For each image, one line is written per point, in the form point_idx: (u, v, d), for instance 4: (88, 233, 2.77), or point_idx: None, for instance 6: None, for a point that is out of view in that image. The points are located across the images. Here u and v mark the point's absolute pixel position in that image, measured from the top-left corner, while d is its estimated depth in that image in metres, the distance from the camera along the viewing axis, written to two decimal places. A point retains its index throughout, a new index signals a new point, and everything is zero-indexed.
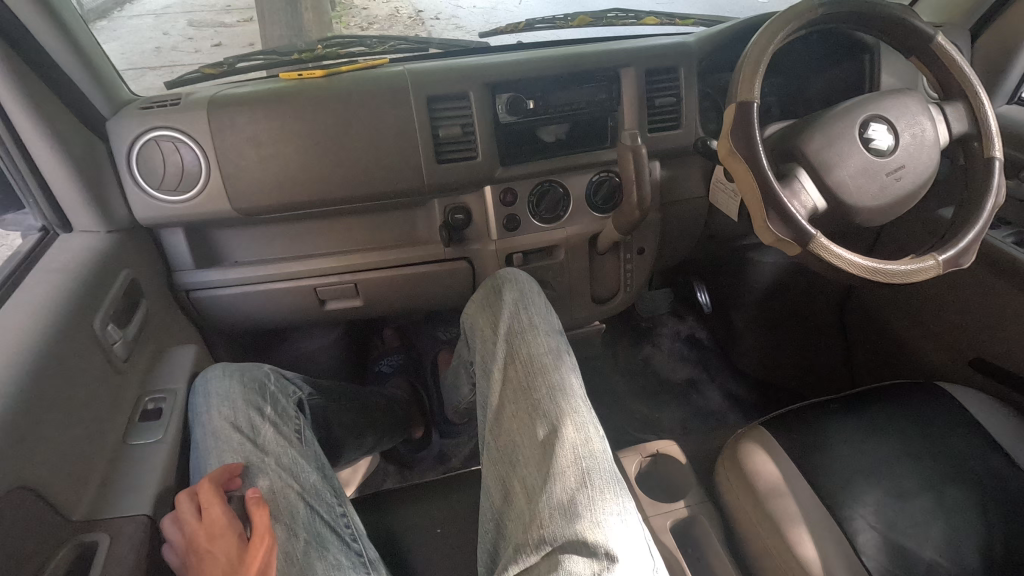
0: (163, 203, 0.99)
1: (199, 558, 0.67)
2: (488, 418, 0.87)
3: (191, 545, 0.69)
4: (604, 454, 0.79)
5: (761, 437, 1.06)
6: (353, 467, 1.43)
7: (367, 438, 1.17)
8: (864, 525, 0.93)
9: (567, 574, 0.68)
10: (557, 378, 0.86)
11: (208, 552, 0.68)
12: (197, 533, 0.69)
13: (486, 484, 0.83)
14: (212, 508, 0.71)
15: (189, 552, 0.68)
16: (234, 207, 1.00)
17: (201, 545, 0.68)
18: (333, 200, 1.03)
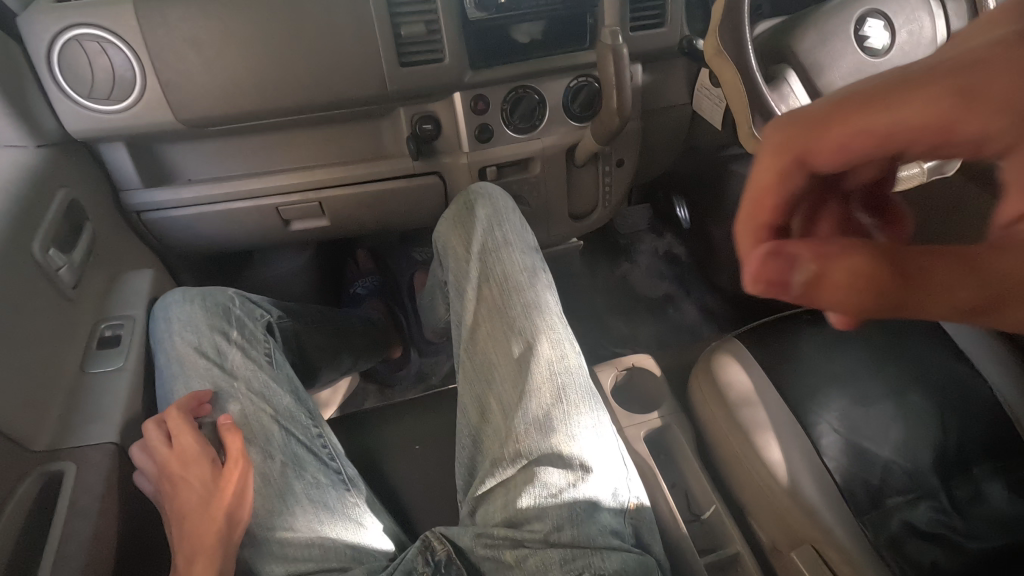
0: (94, 113, 0.89)
1: (175, 486, 0.68)
2: (462, 336, 0.85)
3: (163, 473, 0.69)
4: (581, 369, 0.80)
5: (735, 349, 1.08)
6: (332, 387, 1.43)
7: (344, 361, 1.15)
8: (829, 429, 0.97)
9: (543, 484, 0.71)
10: (532, 296, 0.84)
11: (183, 480, 0.68)
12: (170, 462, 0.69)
13: (463, 400, 0.82)
14: (184, 436, 0.71)
15: (163, 480, 0.69)
16: (178, 118, 0.92)
17: (175, 473, 0.69)
18: (288, 109, 0.95)
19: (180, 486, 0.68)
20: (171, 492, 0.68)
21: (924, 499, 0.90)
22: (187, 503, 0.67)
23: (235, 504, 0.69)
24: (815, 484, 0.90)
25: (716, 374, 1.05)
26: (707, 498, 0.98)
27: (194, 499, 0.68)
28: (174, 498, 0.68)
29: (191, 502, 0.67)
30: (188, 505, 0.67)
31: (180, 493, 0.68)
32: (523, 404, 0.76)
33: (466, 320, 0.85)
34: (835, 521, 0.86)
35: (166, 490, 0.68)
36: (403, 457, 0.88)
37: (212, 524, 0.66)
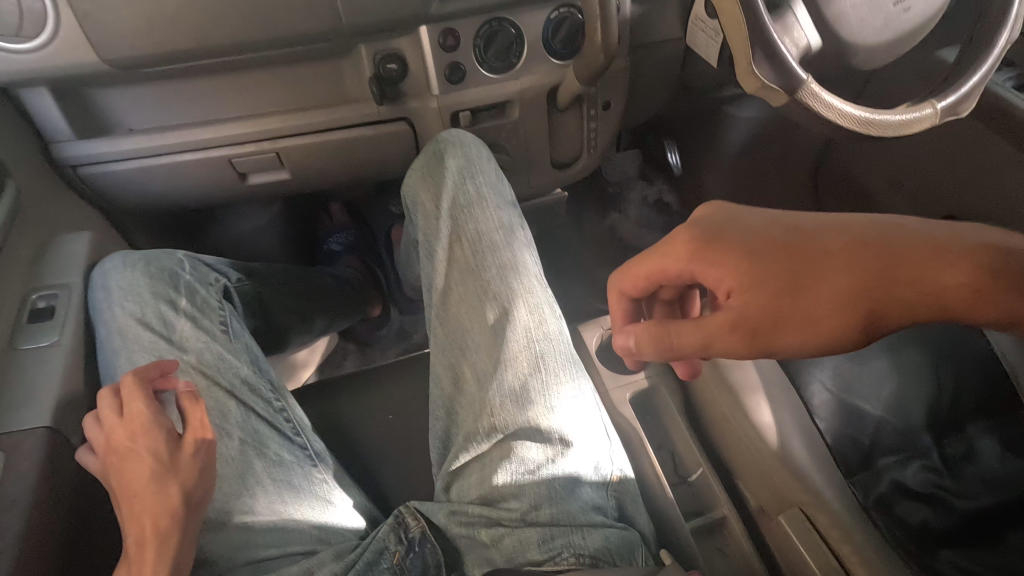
0: (1, 51, 0.77)
1: (123, 458, 0.62)
2: (432, 300, 0.78)
3: (113, 444, 0.62)
4: (561, 335, 0.74)
5: None
6: (308, 348, 1.37)
7: (317, 321, 1.08)
8: (820, 388, 0.96)
9: (519, 461, 0.67)
10: (508, 257, 0.78)
11: (133, 452, 0.62)
12: (121, 432, 0.63)
13: (434, 369, 0.77)
14: (137, 404, 0.64)
15: (112, 452, 0.62)
16: (101, 59, 0.81)
17: (125, 445, 0.62)
18: (229, 48, 0.84)
19: (128, 458, 0.62)
20: (119, 466, 0.61)
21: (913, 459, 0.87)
22: (136, 477, 0.61)
23: (192, 480, 0.63)
24: (805, 447, 0.87)
25: None
26: (694, 460, 0.95)
27: (145, 473, 0.61)
28: (121, 472, 0.61)
29: (140, 477, 0.61)
30: (136, 480, 0.61)
31: (129, 466, 0.61)
32: (497, 373, 0.71)
33: (436, 283, 0.78)
34: (824, 484, 0.84)
35: (114, 463, 0.62)
36: (375, 428, 0.83)
37: (164, 501, 0.60)
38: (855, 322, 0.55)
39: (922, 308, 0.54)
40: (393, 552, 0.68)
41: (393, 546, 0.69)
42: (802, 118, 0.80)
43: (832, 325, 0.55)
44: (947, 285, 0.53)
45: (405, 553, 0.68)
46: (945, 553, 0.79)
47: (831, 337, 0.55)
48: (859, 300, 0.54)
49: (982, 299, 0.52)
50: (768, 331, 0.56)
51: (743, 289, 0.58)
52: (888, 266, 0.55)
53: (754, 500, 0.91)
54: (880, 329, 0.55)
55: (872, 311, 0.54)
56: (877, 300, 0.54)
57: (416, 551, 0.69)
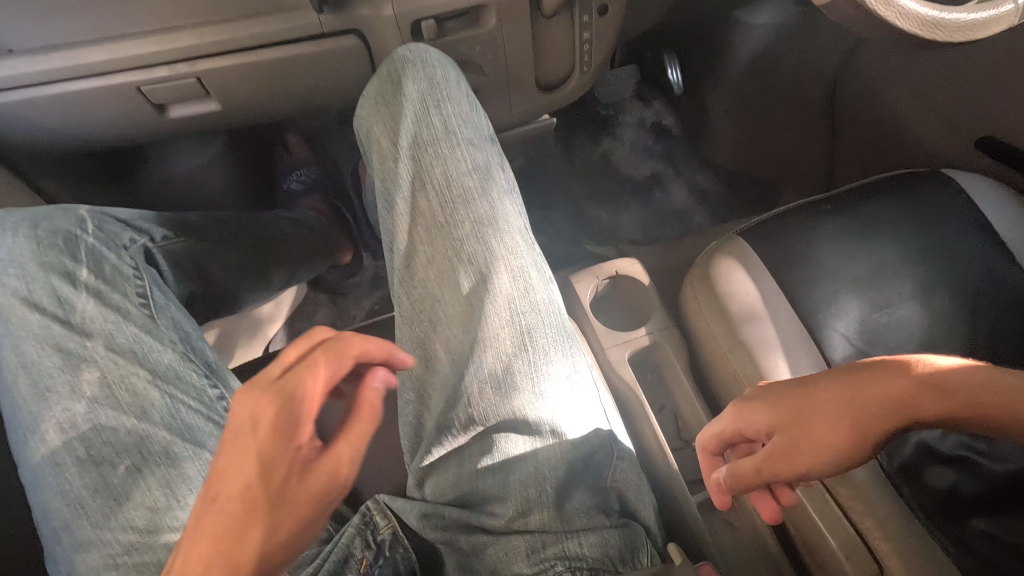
0: None
1: (210, 452, 0.46)
2: (393, 262, 0.64)
3: (239, 426, 0.48)
4: (551, 304, 0.62)
5: (741, 252, 0.88)
6: (274, 304, 1.24)
7: (276, 277, 0.93)
8: (841, 340, 0.82)
9: (504, 457, 0.57)
10: (484, 209, 0.64)
11: (242, 444, 0.47)
12: (240, 417, 0.48)
13: (400, 344, 0.64)
14: (323, 388, 0.51)
15: (232, 433, 0.48)
16: None
17: (241, 432, 0.47)
18: None
19: (243, 448, 0.47)
20: (231, 451, 0.46)
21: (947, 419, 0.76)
22: (229, 478, 0.46)
23: (281, 530, 0.45)
24: None
25: (715, 281, 0.87)
26: (700, 424, 0.85)
27: (241, 479, 0.46)
28: (224, 461, 0.46)
29: (233, 481, 0.46)
30: (229, 483, 0.45)
31: (232, 460, 0.46)
32: (474, 354, 0.59)
33: (397, 243, 0.64)
34: None
35: (231, 446, 0.47)
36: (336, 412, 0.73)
37: (240, 538, 0.44)
38: (856, 441, 0.52)
39: (897, 422, 0.51)
40: (359, 559, 0.60)
41: (360, 553, 0.60)
42: (856, 22, 0.63)
43: (840, 448, 0.52)
44: (903, 395, 0.51)
45: (373, 561, 0.60)
46: (979, 524, 0.71)
47: (841, 458, 0.52)
48: (843, 419, 0.52)
49: (947, 404, 0.51)
50: (790, 462, 0.53)
51: (747, 425, 0.56)
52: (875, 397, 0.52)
53: None
54: (874, 436, 0.51)
55: (861, 425, 0.52)
56: (857, 416, 0.52)
57: (386, 561, 0.60)
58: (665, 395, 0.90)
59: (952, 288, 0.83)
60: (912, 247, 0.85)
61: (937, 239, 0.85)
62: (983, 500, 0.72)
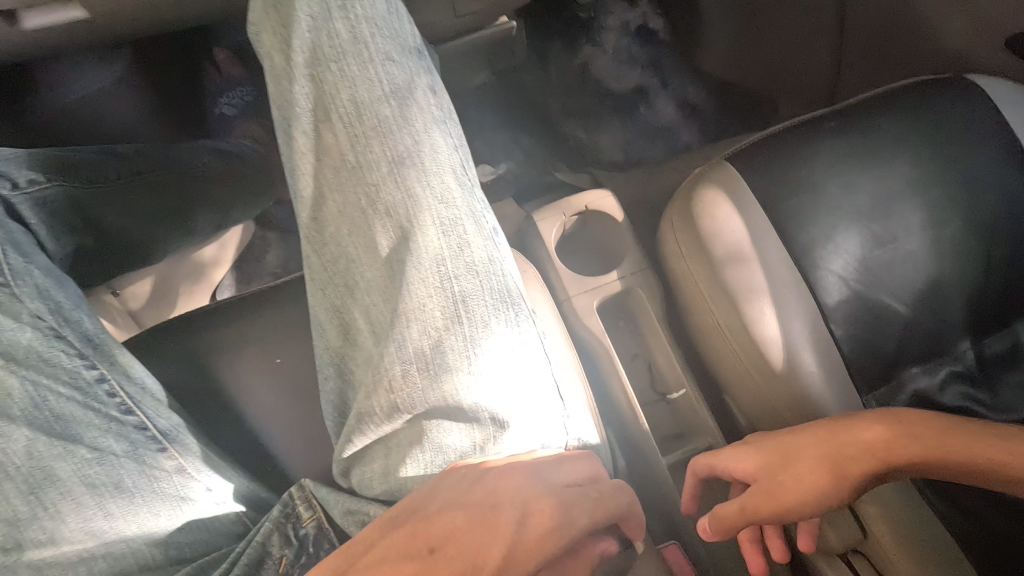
0: None
1: (498, 537, 0.42)
2: (299, 215, 0.52)
3: (527, 498, 0.44)
4: (491, 264, 0.50)
5: (728, 180, 0.75)
6: (216, 242, 1.07)
7: (196, 223, 0.82)
8: (835, 281, 0.70)
9: (435, 450, 0.48)
10: (404, 145, 0.50)
11: (491, 522, 0.43)
12: (544, 500, 0.44)
13: (316, 315, 0.54)
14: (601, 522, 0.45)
15: (502, 490, 0.44)
16: None
17: (500, 506, 0.43)
18: None
19: (451, 517, 0.43)
20: (454, 510, 0.43)
21: (939, 365, 0.71)
22: (413, 541, 0.42)
23: None
24: (819, 367, 0.68)
25: (698, 216, 0.75)
26: (676, 377, 0.77)
27: (425, 549, 0.42)
28: (423, 517, 0.43)
29: (415, 545, 0.42)
30: (408, 546, 0.42)
31: (451, 523, 0.43)
32: (396, 329, 0.48)
33: (301, 191, 0.51)
34: (837, 408, 0.67)
35: (464, 501, 0.43)
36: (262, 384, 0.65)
37: None
38: (835, 479, 0.50)
39: (874, 467, 0.49)
40: (279, 558, 0.53)
41: (278, 551, 0.54)
42: None
43: (821, 486, 0.50)
44: (875, 438, 0.49)
45: (293, 560, 0.54)
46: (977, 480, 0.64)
47: (823, 498, 0.50)
48: (820, 459, 0.51)
49: (923, 438, 0.49)
50: (771, 501, 0.51)
51: (731, 471, 0.55)
52: (849, 441, 0.50)
53: (746, 422, 0.75)
54: (852, 472, 0.49)
55: (840, 462, 0.50)
56: (834, 454, 0.50)
57: (309, 558, 0.54)
58: (639, 344, 0.81)
59: (974, 221, 0.71)
60: (933, 171, 0.72)
61: (963, 163, 0.72)
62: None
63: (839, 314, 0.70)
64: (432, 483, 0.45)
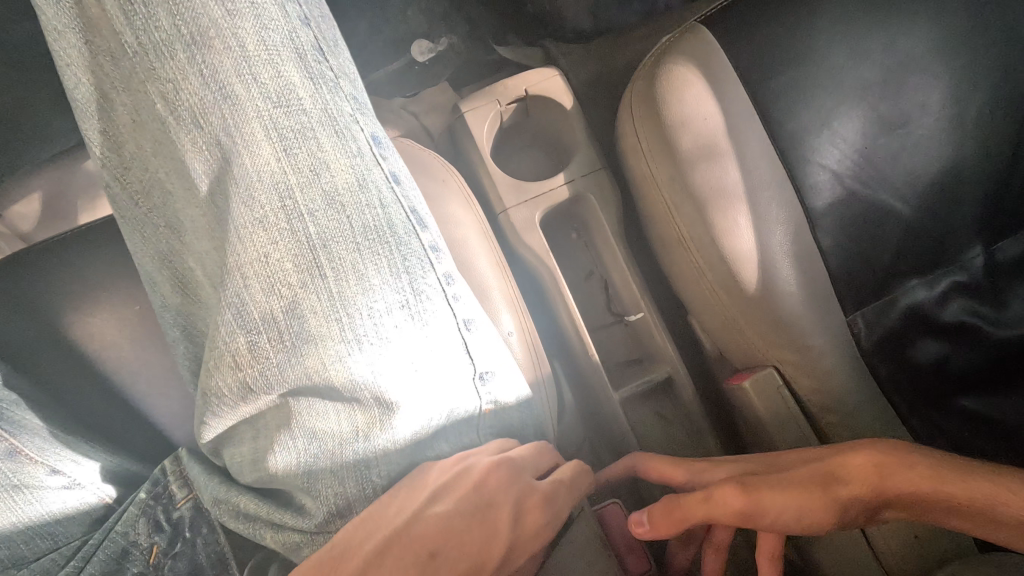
0: None
1: (501, 534, 0.34)
2: (84, 130, 0.37)
3: (520, 487, 0.37)
4: (362, 191, 0.36)
5: (697, 52, 0.59)
6: None
7: (54, 125, 0.64)
8: (824, 179, 0.56)
9: (307, 437, 0.36)
10: (207, 13, 0.34)
11: (492, 518, 0.35)
12: (536, 489, 0.37)
13: (143, 265, 0.40)
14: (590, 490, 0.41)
15: (494, 483, 0.36)
16: None
17: (498, 500, 0.35)
18: None
19: (441, 513, 0.34)
20: (443, 507, 0.34)
21: (941, 274, 0.56)
22: (406, 547, 0.32)
23: None
24: (801, 285, 0.56)
25: (662, 100, 0.59)
26: (633, 298, 0.64)
27: (423, 556, 0.32)
28: (411, 519, 0.33)
29: (410, 551, 0.32)
30: (402, 554, 0.32)
31: (447, 521, 0.34)
32: (229, 288, 0.34)
33: (74, 94, 0.36)
34: (819, 332, 0.56)
35: (456, 495, 0.35)
36: (123, 348, 0.54)
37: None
38: (820, 499, 0.39)
39: (870, 494, 0.38)
40: (148, 548, 0.45)
41: (146, 539, 0.46)
42: None
43: (803, 503, 0.40)
44: (882, 458, 0.39)
45: (167, 547, 0.46)
46: (964, 402, 0.52)
47: (801, 518, 0.40)
48: (809, 474, 0.40)
49: (935, 466, 0.38)
50: (744, 497, 0.41)
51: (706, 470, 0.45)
52: (853, 460, 0.40)
53: (713, 347, 0.65)
54: (841, 493, 0.39)
55: (829, 479, 0.40)
56: (829, 468, 0.40)
57: (184, 545, 0.46)
58: (593, 259, 0.68)
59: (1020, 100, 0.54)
60: (969, 32, 0.55)
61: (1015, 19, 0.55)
62: (975, 373, 0.52)
63: (828, 221, 0.57)
64: (409, 482, 0.36)
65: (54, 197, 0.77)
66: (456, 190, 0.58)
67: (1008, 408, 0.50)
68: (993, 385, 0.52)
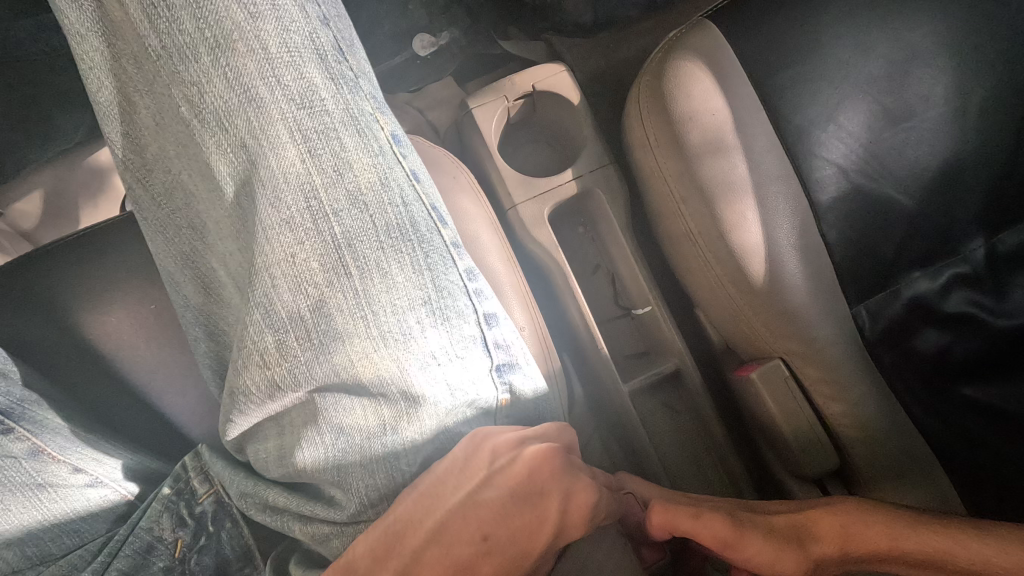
0: None
1: (548, 525, 0.35)
2: (106, 132, 0.37)
3: (573, 478, 0.36)
4: (384, 189, 0.36)
5: (706, 48, 0.59)
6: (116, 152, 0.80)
7: (60, 123, 0.64)
8: (828, 174, 0.57)
9: (337, 431, 0.37)
10: (230, 15, 0.33)
11: (541, 508, 0.35)
12: (586, 483, 0.36)
13: (164, 265, 0.40)
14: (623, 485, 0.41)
15: (547, 472, 0.36)
16: None
17: (548, 491, 0.35)
18: None
19: (495, 498, 0.35)
20: (497, 493, 0.35)
21: (943, 266, 0.55)
22: (464, 528, 0.35)
23: None
24: (806, 278, 0.57)
25: (670, 96, 0.59)
26: (640, 291, 0.65)
27: (476, 538, 0.34)
28: (467, 501, 0.35)
29: (466, 533, 0.34)
30: (459, 536, 0.34)
31: (499, 508, 0.35)
32: (256, 289, 0.35)
33: (96, 96, 0.36)
34: (826, 324, 0.57)
35: (509, 482, 0.35)
36: (139, 348, 0.54)
37: None
38: (794, 553, 0.42)
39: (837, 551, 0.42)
40: (173, 542, 0.46)
41: (171, 534, 0.46)
42: None
43: (779, 555, 0.42)
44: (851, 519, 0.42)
45: (192, 542, 0.47)
46: (966, 391, 0.53)
47: (772, 564, 0.42)
48: (783, 528, 0.43)
49: (893, 524, 0.41)
50: (729, 527, 0.42)
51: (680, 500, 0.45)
52: (824, 518, 0.43)
53: (719, 338, 0.66)
54: (814, 550, 0.42)
55: (802, 535, 0.42)
56: (799, 523, 0.43)
57: (209, 539, 0.47)
58: (600, 253, 0.69)
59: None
60: (973, 27, 0.56)
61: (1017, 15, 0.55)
62: (975, 363, 0.52)
63: (833, 215, 0.57)
64: (463, 454, 0.37)
65: (57, 197, 0.77)
66: (467, 187, 0.58)
67: (1009, 396, 0.51)
68: (993, 375, 0.52)
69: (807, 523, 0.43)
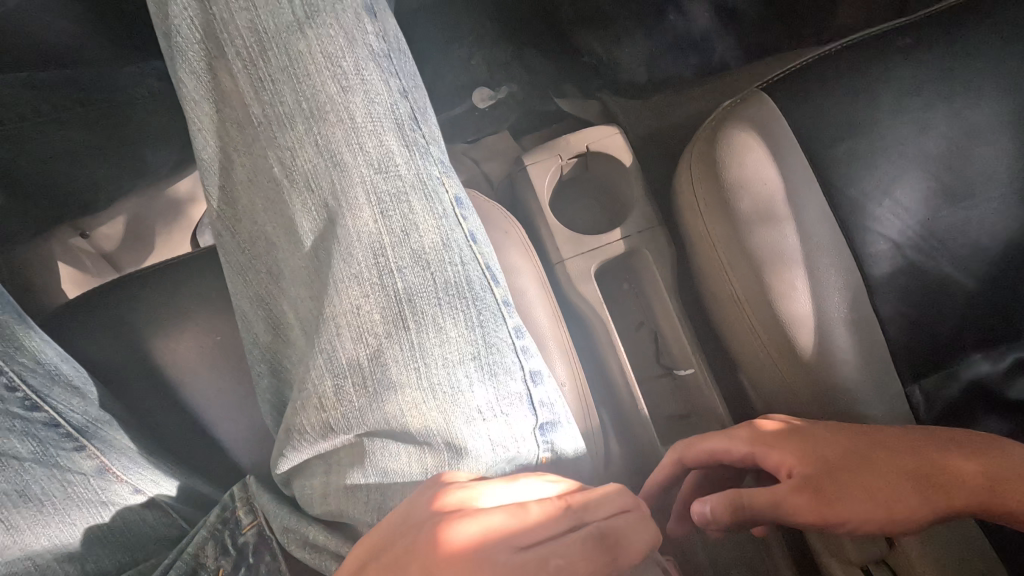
0: None
1: None
2: (204, 184, 0.40)
3: None
4: (445, 250, 0.39)
5: (762, 120, 0.60)
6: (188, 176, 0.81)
7: (144, 155, 0.70)
8: (880, 250, 0.57)
9: (382, 477, 0.38)
10: (327, 88, 0.37)
11: None
12: None
13: (239, 304, 0.43)
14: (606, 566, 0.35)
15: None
16: None
17: None
18: None
19: None
20: None
21: (1009, 351, 0.57)
22: None
23: None
24: (857, 353, 0.55)
25: (722, 163, 0.60)
26: (683, 352, 0.65)
27: None
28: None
29: None
30: None
31: None
32: (323, 336, 0.37)
33: (200, 153, 0.39)
34: (877, 402, 0.55)
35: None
36: (200, 374, 0.57)
37: None
38: (917, 503, 0.41)
39: (951, 505, 0.41)
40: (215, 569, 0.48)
41: (213, 562, 0.48)
42: None
43: (894, 510, 0.41)
44: (976, 471, 0.42)
45: (232, 571, 0.48)
46: None
47: (888, 519, 0.42)
48: (903, 475, 0.42)
49: None
50: (831, 499, 0.42)
51: (783, 450, 0.44)
52: (939, 467, 0.42)
53: (761, 404, 0.65)
54: (946, 500, 0.41)
55: (934, 483, 0.42)
56: (927, 472, 0.42)
57: (249, 570, 0.48)
58: (645, 310, 0.69)
59: None
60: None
61: None
62: None
63: (887, 290, 0.56)
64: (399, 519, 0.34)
65: (135, 222, 0.81)
66: (518, 242, 0.60)
67: None
68: None
69: (921, 468, 0.42)
